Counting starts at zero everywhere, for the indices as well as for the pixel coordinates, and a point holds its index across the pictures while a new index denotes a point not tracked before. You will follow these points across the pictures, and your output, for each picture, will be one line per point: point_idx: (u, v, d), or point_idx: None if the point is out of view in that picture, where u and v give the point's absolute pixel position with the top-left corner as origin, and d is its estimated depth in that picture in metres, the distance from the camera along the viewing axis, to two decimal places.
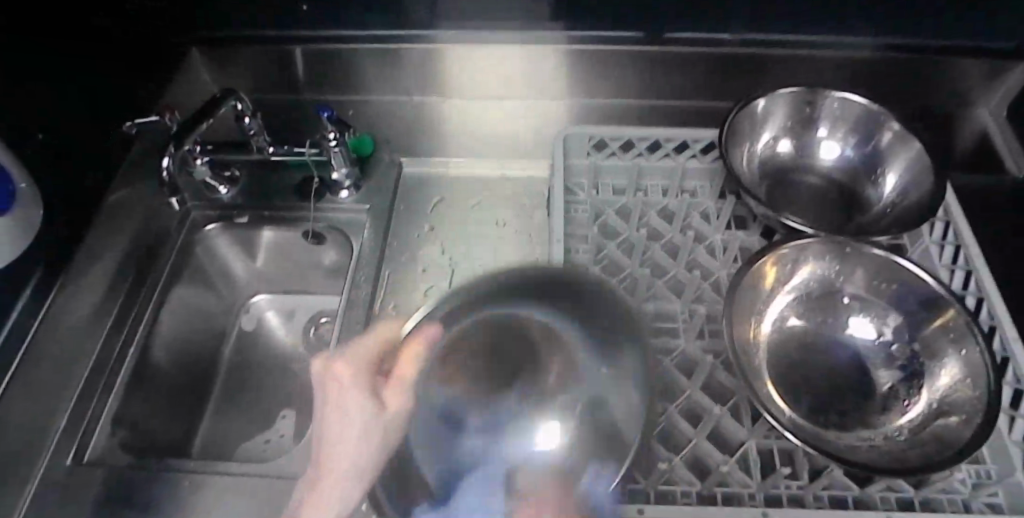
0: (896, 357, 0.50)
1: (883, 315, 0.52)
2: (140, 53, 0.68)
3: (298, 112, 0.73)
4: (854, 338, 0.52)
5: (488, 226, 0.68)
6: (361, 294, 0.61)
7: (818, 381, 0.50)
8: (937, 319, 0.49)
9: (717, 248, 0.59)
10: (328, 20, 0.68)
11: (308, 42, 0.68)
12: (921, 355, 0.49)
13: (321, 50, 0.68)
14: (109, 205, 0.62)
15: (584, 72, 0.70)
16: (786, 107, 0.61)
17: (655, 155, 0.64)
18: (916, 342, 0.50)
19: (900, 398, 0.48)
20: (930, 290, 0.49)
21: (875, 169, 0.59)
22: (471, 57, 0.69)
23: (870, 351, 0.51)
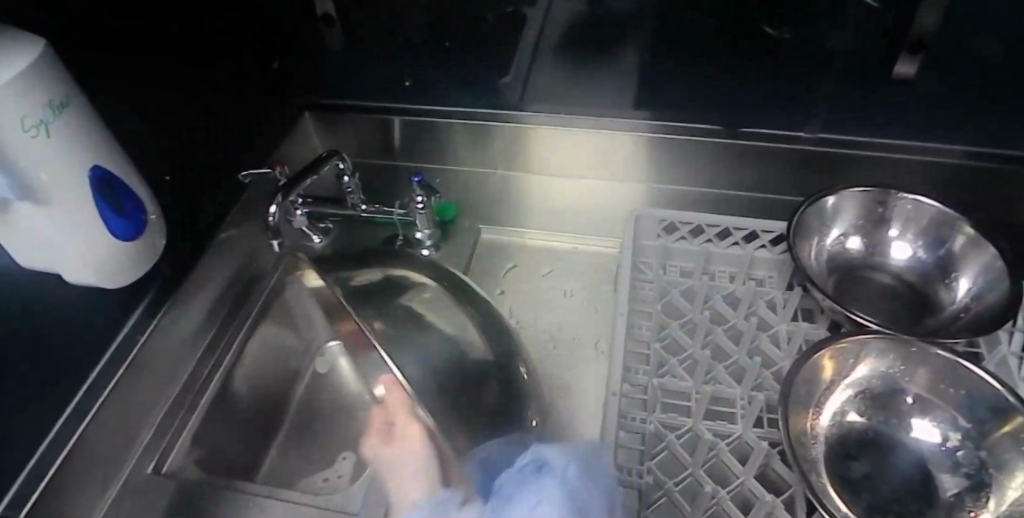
0: (962, 464, 0.48)
1: (953, 423, 0.50)
2: (260, 111, 0.75)
3: (391, 176, 0.82)
4: (921, 443, 0.50)
5: (556, 295, 0.71)
6: None
7: (882, 484, 0.48)
8: (1006, 427, 0.47)
9: (782, 338, 0.59)
10: (427, 96, 0.76)
11: (408, 114, 0.77)
12: (990, 465, 0.47)
13: (418, 122, 0.77)
14: (221, 241, 0.69)
15: (659, 159, 0.74)
16: (858, 205, 0.61)
17: (724, 242, 0.65)
18: (983, 450, 0.48)
19: (965, 508, 0.46)
20: (1002, 399, 0.47)
21: (949, 272, 0.59)
22: (554, 138, 0.75)
23: (938, 459, 0.49)
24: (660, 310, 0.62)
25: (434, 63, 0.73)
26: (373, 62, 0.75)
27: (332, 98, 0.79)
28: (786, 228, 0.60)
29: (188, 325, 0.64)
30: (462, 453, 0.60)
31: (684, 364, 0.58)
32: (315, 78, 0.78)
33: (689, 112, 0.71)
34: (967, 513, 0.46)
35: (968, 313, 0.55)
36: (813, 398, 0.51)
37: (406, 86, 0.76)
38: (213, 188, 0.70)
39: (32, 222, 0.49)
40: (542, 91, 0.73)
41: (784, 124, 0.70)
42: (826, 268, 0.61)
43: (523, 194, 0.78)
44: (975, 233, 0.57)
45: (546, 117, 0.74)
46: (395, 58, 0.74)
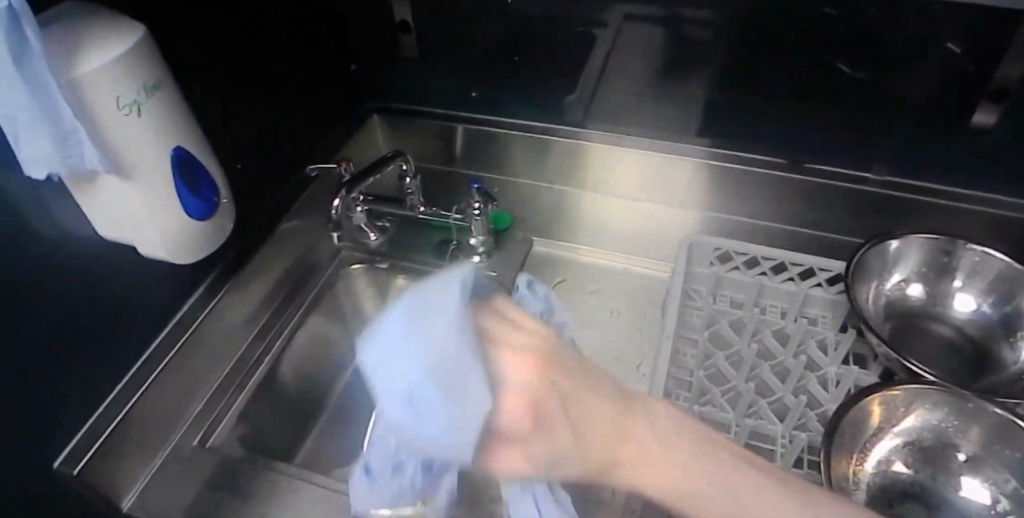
0: None
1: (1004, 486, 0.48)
2: (324, 102, 0.78)
3: (451, 182, 0.84)
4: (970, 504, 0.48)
5: (601, 315, 0.71)
6: None
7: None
8: None
9: (830, 381, 0.58)
10: (494, 107, 0.79)
11: (472, 122, 0.80)
12: None
13: (482, 131, 0.80)
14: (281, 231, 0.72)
15: (718, 188, 0.73)
16: (922, 252, 0.60)
17: (778, 277, 0.64)
18: None
19: None
20: None
21: (1015, 330, 0.56)
22: (614, 159, 0.76)
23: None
24: (706, 338, 0.62)
25: (504, 76, 0.76)
26: (446, 70, 0.78)
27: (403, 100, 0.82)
28: (844, 269, 0.59)
29: (247, 305, 0.67)
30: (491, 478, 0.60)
31: (726, 395, 0.58)
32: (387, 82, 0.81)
33: (752, 144, 0.71)
34: None
35: None
36: (858, 444, 0.50)
37: (474, 96, 0.79)
38: (285, 176, 0.74)
39: (115, 193, 0.51)
40: (606, 110, 0.74)
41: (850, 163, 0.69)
42: (883, 313, 0.59)
43: (577, 211, 0.79)
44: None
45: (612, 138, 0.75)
46: (469, 69, 0.77)
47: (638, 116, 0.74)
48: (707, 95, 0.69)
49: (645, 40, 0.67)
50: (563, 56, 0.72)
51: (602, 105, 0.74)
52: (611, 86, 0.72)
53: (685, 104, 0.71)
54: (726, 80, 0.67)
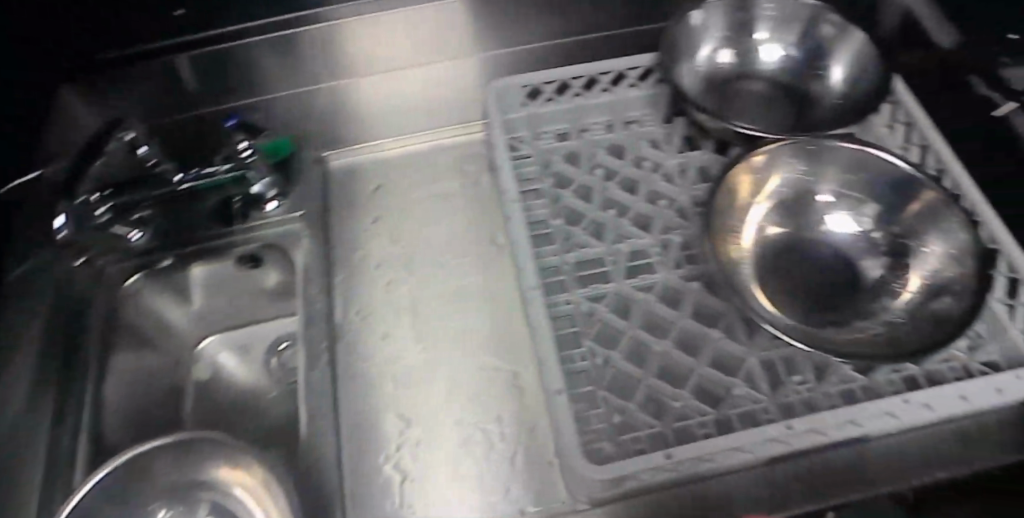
0: (877, 244, 0.49)
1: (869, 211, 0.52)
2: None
3: (200, 125, 0.65)
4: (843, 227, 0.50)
5: (433, 205, 0.64)
6: (319, 308, 0.55)
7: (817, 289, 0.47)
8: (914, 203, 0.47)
9: (675, 173, 0.57)
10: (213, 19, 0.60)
11: (194, 46, 0.61)
12: (900, 238, 0.48)
13: (208, 54, 0.61)
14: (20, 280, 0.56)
15: (502, 22, 0.64)
16: (719, 11, 0.56)
17: (592, 93, 0.60)
18: (894, 228, 0.49)
19: (893, 282, 0.47)
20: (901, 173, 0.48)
21: (819, 62, 0.55)
22: (381, 30, 0.63)
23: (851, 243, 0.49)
24: (548, 183, 0.57)
25: None
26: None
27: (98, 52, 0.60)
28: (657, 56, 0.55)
29: None
30: (413, 416, 0.51)
31: (588, 229, 0.55)
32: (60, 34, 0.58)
33: None
34: (896, 284, 0.47)
35: (843, 98, 0.53)
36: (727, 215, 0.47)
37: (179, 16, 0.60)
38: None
39: None
40: None
41: None
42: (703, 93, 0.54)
43: (363, 105, 0.66)
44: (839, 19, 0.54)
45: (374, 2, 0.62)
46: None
47: None
48: None
49: None
50: None
51: None
52: None
53: None
54: None
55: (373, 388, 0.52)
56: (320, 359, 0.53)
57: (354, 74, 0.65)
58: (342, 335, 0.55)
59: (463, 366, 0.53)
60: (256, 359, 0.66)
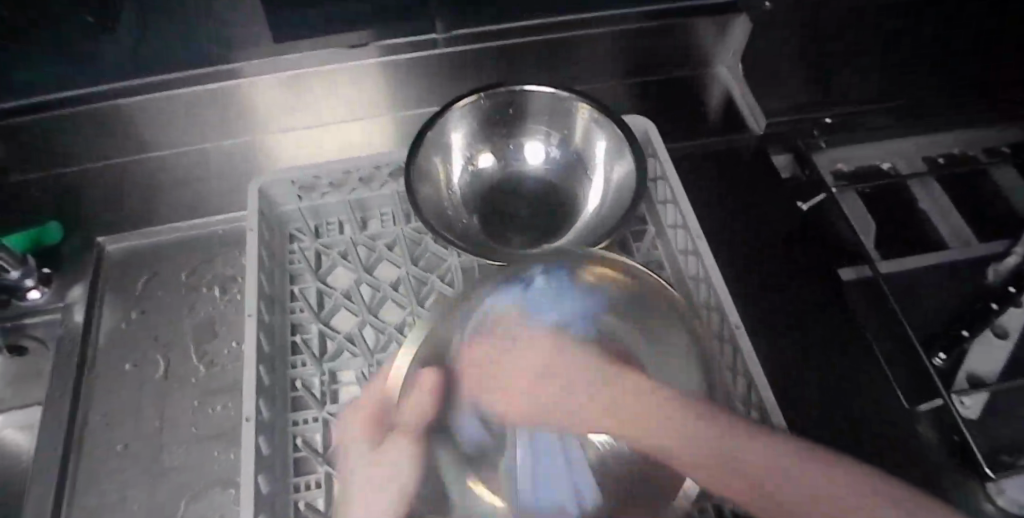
0: None
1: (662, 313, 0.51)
2: None
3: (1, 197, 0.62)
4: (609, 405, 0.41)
5: (206, 296, 0.58)
6: (64, 407, 0.52)
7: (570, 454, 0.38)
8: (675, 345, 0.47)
9: (455, 275, 0.53)
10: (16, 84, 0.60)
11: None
12: None
13: (8, 126, 0.59)
14: None
15: (312, 98, 0.65)
16: (475, 114, 0.52)
17: (375, 185, 0.58)
18: None
19: None
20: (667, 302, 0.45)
21: (581, 165, 0.53)
22: (196, 105, 0.63)
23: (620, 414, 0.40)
24: (318, 281, 0.55)
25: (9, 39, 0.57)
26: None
27: None
28: (403, 170, 0.48)
29: None
30: None
31: (358, 336, 0.52)
32: None
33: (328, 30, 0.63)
34: None
35: (602, 204, 0.50)
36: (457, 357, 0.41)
37: None
38: None
39: None
40: None
41: (416, 25, 0.63)
42: (461, 209, 0.51)
43: (167, 177, 0.64)
44: (585, 117, 0.52)
45: (178, 79, 0.62)
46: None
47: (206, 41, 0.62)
48: None
49: None
50: None
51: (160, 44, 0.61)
52: None
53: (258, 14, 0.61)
54: None
55: (104, 504, 0.48)
56: (56, 460, 0.50)
57: (175, 145, 0.65)
58: (85, 438, 0.51)
59: (205, 481, 0.49)
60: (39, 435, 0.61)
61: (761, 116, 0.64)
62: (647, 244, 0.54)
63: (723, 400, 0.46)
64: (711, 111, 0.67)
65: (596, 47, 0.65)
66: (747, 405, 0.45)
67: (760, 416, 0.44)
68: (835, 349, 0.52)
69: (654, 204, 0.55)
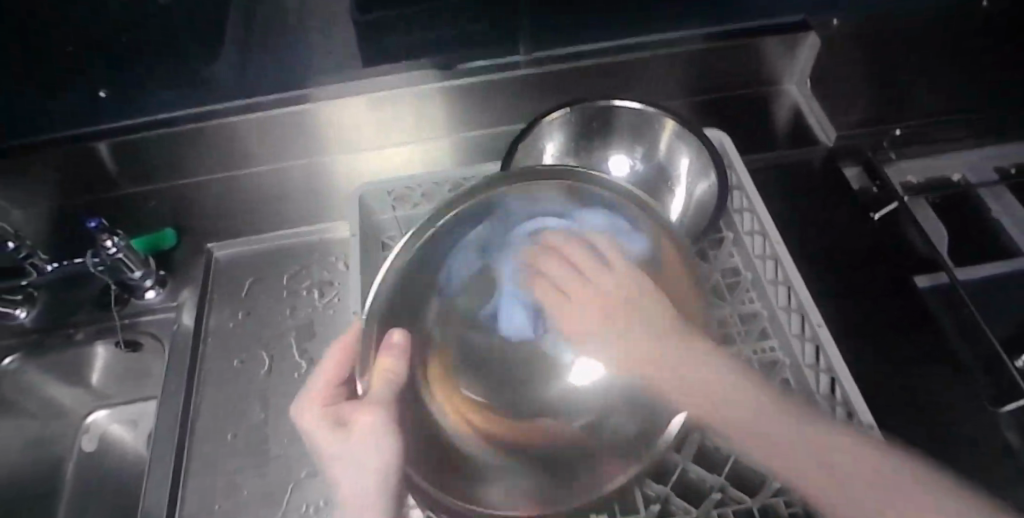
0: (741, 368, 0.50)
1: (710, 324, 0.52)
2: None
3: (121, 209, 0.69)
4: (588, 377, 0.45)
5: (304, 298, 0.62)
6: (176, 397, 0.56)
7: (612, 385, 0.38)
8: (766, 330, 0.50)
9: None
10: (134, 102, 0.66)
11: (113, 135, 0.66)
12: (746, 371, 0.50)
13: (128, 142, 0.66)
14: None
15: (400, 118, 0.70)
16: (567, 128, 0.57)
17: (462, 196, 0.61)
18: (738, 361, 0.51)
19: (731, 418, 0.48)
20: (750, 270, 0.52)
21: (667, 176, 0.56)
22: (295, 124, 0.68)
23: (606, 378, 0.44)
24: None
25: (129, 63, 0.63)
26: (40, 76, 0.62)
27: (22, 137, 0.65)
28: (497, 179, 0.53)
29: None
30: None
31: None
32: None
33: (416, 53, 0.68)
34: None
35: (685, 213, 0.54)
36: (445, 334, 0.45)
37: (104, 96, 0.65)
38: None
39: None
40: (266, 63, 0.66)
41: (498, 50, 0.68)
42: None
43: (267, 191, 0.70)
44: (671, 132, 0.55)
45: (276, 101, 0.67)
46: (71, 67, 0.62)
47: (304, 62, 0.67)
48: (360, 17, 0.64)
49: None
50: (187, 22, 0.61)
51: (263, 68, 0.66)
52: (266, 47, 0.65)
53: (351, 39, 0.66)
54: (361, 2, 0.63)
55: (213, 487, 0.51)
56: (169, 444, 0.53)
57: (275, 162, 0.71)
58: (195, 425, 0.55)
59: (306, 466, 0.52)
60: (143, 431, 0.66)
61: (830, 131, 0.68)
62: (724, 252, 0.56)
63: (807, 395, 0.47)
64: (779, 127, 0.69)
65: (665, 68, 0.69)
66: (831, 400, 0.46)
67: (846, 410, 0.45)
68: (916, 351, 0.53)
69: (731, 213, 0.57)
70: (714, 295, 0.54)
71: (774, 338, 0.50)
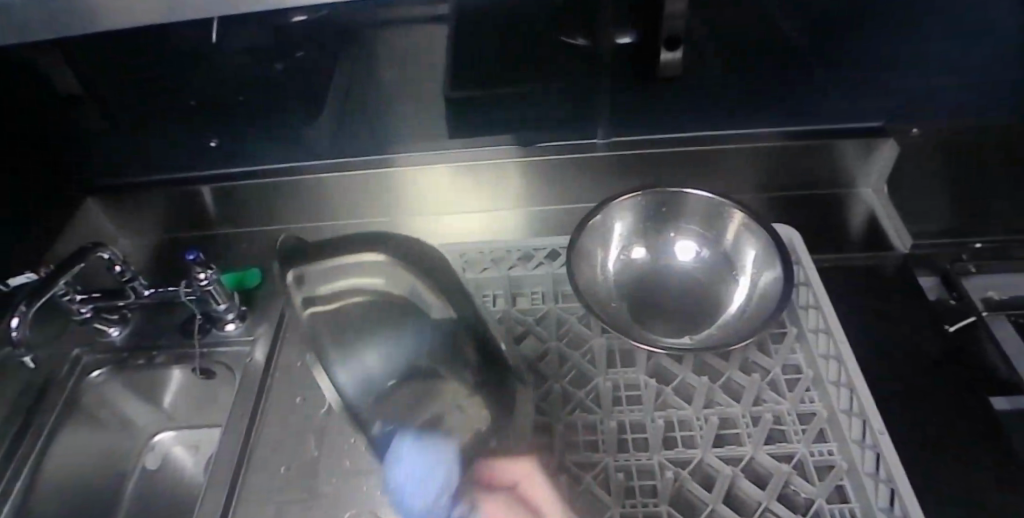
0: (799, 469, 0.48)
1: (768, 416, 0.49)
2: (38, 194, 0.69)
3: (215, 246, 0.75)
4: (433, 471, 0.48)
5: None
6: (240, 428, 0.59)
7: (555, 504, 0.45)
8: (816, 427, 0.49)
9: (596, 355, 0.55)
10: (241, 151, 0.73)
11: (217, 181, 0.73)
12: (803, 475, 0.47)
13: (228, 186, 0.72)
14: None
15: (480, 183, 0.74)
16: (637, 212, 0.59)
17: (530, 265, 0.63)
18: (796, 464, 0.48)
19: None
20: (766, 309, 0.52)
21: (732, 265, 0.57)
22: (382, 183, 0.73)
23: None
24: None
25: (237, 120, 0.70)
26: (165, 122, 0.70)
27: (142, 176, 0.74)
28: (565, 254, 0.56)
29: None
30: None
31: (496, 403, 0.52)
32: (112, 156, 0.72)
33: (500, 127, 0.72)
34: None
35: (750, 302, 0.54)
36: None
37: (214, 146, 0.72)
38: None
39: None
40: (365, 126, 0.72)
41: (578, 133, 0.73)
42: (614, 293, 0.57)
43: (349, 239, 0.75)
44: (742, 220, 0.57)
45: (366, 162, 0.74)
46: (200, 118, 0.70)
47: (398, 127, 0.72)
48: (455, 92, 0.70)
49: (381, 54, 0.67)
50: (303, 85, 0.69)
51: (357, 128, 0.72)
52: (367, 112, 0.71)
53: (443, 110, 0.71)
54: (458, 78, 0.69)
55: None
56: (228, 469, 0.56)
57: (360, 216, 0.76)
58: (252, 454, 0.57)
59: (370, 483, 0.54)
60: (203, 456, 0.69)
61: (906, 236, 0.67)
62: (786, 347, 0.55)
63: (863, 502, 0.44)
64: (854, 231, 0.69)
65: (737, 161, 0.71)
66: (889, 513, 0.43)
67: None
68: (988, 469, 0.50)
69: (795, 308, 0.57)
70: (774, 390, 0.53)
71: (832, 442, 0.48)
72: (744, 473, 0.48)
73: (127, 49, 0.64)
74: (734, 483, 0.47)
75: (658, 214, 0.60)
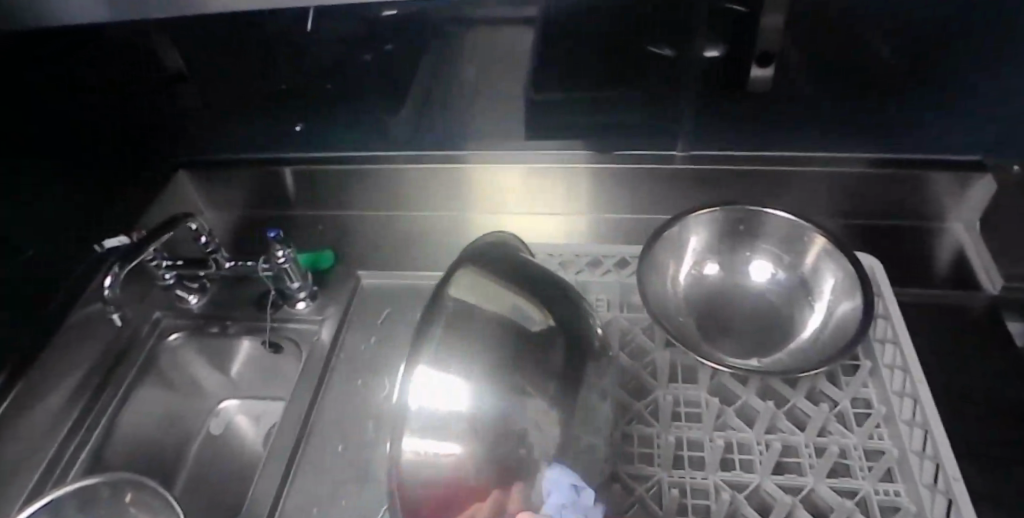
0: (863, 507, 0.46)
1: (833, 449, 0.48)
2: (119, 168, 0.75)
3: (292, 226, 0.79)
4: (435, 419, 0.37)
5: None
6: (303, 401, 0.61)
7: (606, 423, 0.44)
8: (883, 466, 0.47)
9: (659, 368, 0.55)
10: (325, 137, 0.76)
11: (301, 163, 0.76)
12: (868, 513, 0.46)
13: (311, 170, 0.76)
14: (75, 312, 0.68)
15: (552, 187, 0.74)
16: (712, 227, 0.58)
17: (599, 272, 0.63)
18: (860, 502, 0.46)
19: None
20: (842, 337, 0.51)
21: (808, 290, 0.56)
22: (456, 178, 0.75)
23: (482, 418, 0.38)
24: None
25: (325, 107, 0.73)
26: (258, 103, 0.73)
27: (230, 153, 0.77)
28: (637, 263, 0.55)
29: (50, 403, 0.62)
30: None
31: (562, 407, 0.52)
32: (204, 132, 0.76)
33: (578, 133, 0.72)
34: None
35: (825, 329, 0.53)
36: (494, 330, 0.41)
37: (299, 130, 0.75)
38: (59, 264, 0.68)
39: None
40: (445, 121, 0.73)
41: (655, 144, 0.72)
42: (682, 307, 0.56)
43: (419, 230, 0.77)
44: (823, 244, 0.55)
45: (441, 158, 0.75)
46: (290, 103, 0.73)
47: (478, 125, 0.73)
48: (536, 95, 0.70)
49: (469, 53, 0.68)
50: (391, 78, 0.71)
51: (438, 123, 0.74)
52: (448, 108, 0.72)
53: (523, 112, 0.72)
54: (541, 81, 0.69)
55: (318, 490, 0.55)
56: (289, 438, 0.58)
57: (432, 209, 0.78)
58: (312, 427, 0.59)
59: None
60: (264, 426, 0.72)
61: (998, 277, 0.64)
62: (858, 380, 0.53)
63: None
64: (938, 267, 0.66)
65: (815, 184, 0.70)
66: None
67: None
68: None
69: (871, 340, 0.55)
70: (841, 423, 0.51)
71: (899, 482, 0.46)
72: (803, 504, 0.47)
73: (230, 34, 0.68)
74: (792, 512, 0.45)
75: (735, 232, 0.59)
